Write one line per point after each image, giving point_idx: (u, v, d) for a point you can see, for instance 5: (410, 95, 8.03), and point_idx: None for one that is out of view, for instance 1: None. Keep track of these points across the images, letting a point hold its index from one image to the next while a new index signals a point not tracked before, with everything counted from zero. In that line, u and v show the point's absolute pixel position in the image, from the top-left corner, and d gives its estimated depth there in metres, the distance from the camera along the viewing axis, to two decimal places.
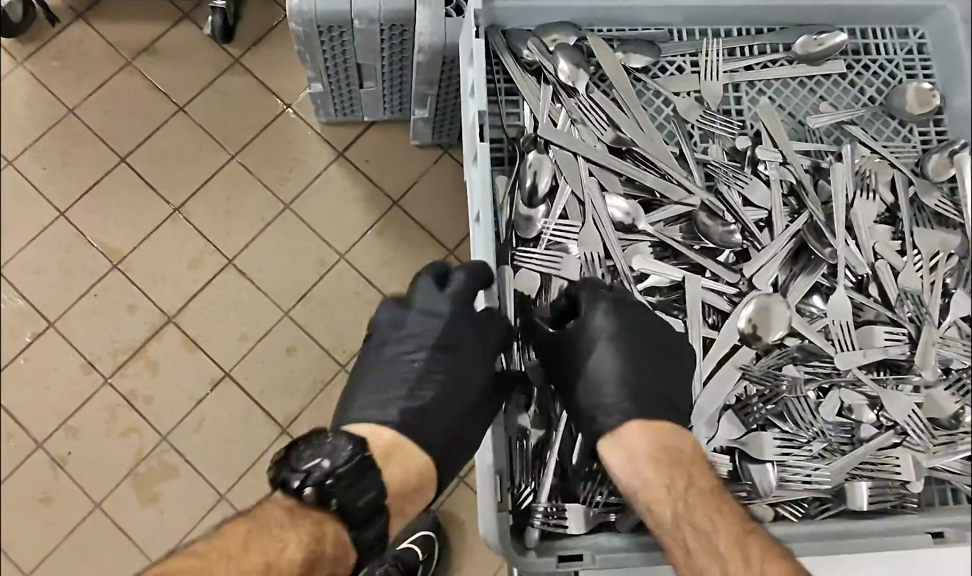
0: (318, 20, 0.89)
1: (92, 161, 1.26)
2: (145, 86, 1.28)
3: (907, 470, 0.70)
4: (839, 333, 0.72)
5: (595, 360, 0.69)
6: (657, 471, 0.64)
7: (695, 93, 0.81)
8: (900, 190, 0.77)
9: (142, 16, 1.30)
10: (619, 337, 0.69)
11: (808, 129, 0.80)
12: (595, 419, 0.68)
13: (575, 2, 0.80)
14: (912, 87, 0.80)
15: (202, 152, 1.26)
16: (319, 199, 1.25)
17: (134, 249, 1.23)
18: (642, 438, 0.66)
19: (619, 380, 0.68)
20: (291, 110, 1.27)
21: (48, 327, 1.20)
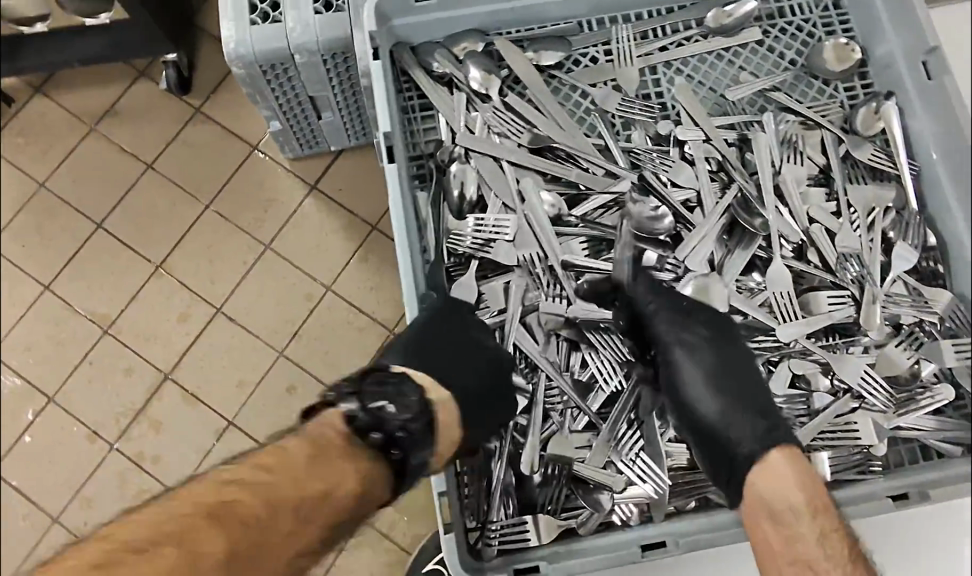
0: (258, 62, 0.84)
1: (70, 232, 1.27)
2: (111, 149, 1.29)
3: (867, 433, 0.68)
4: (781, 304, 0.71)
5: (684, 371, 0.69)
6: (818, 495, 0.59)
7: (612, 81, 0.80)
8: (831, 151, 0.76)
9: (100, 82, 1.31)
10: (718, 338, 0.69)
11: (729, 103, 0.79)
12: (725, 428, 0.65)
13: (476, 8, 0.79)
14: (829, 44, 0.79)
15: (176, 206, 1.26)
16: (297, 236, 1.23)
17: (122, 311, 1.23)
18: (794, 450, 0.62)
19: (723, 402, 0.67)
20: (259, 151, 1.26)
21: (47, 402, 1.20)
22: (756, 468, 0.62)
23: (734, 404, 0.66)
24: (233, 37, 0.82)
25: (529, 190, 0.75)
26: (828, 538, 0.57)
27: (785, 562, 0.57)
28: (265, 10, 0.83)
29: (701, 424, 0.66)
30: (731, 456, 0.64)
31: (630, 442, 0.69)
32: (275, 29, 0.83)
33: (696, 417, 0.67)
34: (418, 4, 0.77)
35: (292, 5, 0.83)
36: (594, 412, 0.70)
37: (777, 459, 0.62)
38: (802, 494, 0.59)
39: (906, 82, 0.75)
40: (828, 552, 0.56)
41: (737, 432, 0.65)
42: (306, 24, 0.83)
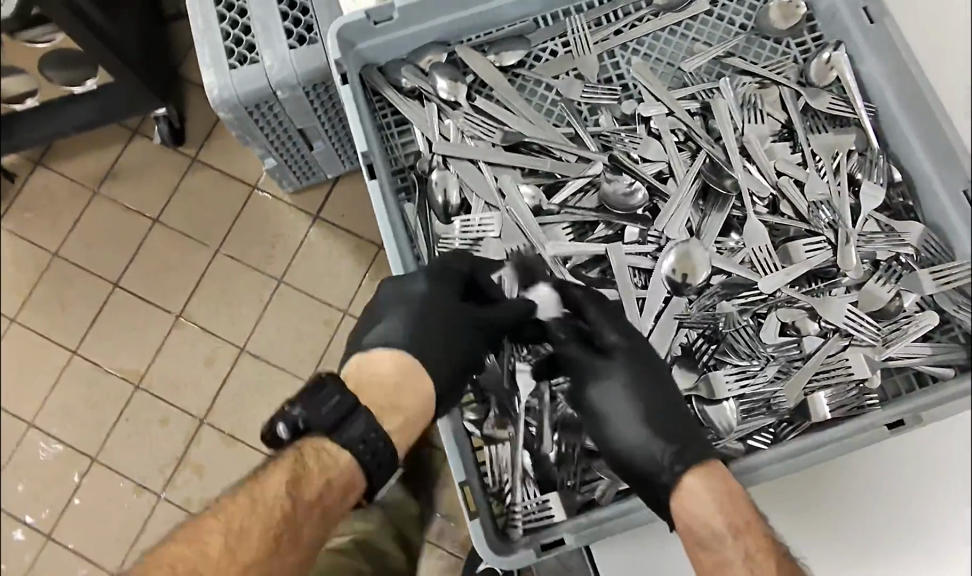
0: (243, 103, 0.88)
1: (90, 296, 1.32)
2: (117, 210, 1.34)
3: (860, 368, 0.71)
4: (763, 257, 0.74)
5: (598, 399, 0.71)
6: (740, 512, 0.61)
7: (574, 71, 0.82)
8: (790, 105, 0.79)
9: (97, 148, 1.36)
10: (633, 360, 0.71)
11: (686, 75, 0.81)
12: (645, 454, 0.67)
13: (435, 21, 0.81)
14: (774, 4, 0.82)
15: (187, 254, 1.31)
16: (308, 265, 1.28)
17: (151, 364, 1.27)
18: (711, 466, 0.64)
19: (635, 430, 0.69)
20: (257, 190, 1.31)
21: (91, 462, 1.25)
22: (675, 501, 0.64)
23: (651, 427, 0.68)
24: (215, 83, 0.86)
25: (508, 185, 0.78)
26: (757, 558, 0.60)
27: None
28: (242, 53, 0.87)
29: (621, 452, 0.68)
30: (652, 482, 0.66)
31: None
32: (253, 69, 0.86)
33: (618, 444, 0.69)
34: (378, 27, 0.78)
35: (266, 43, 0.86)
36: None
37: (699, 482, 0.63)
38: (723, 516, 0.61)
39: (852, 33, 0.79)
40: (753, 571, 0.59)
41: (650, 463, 0.67)
42: (283, 60, 0.86)
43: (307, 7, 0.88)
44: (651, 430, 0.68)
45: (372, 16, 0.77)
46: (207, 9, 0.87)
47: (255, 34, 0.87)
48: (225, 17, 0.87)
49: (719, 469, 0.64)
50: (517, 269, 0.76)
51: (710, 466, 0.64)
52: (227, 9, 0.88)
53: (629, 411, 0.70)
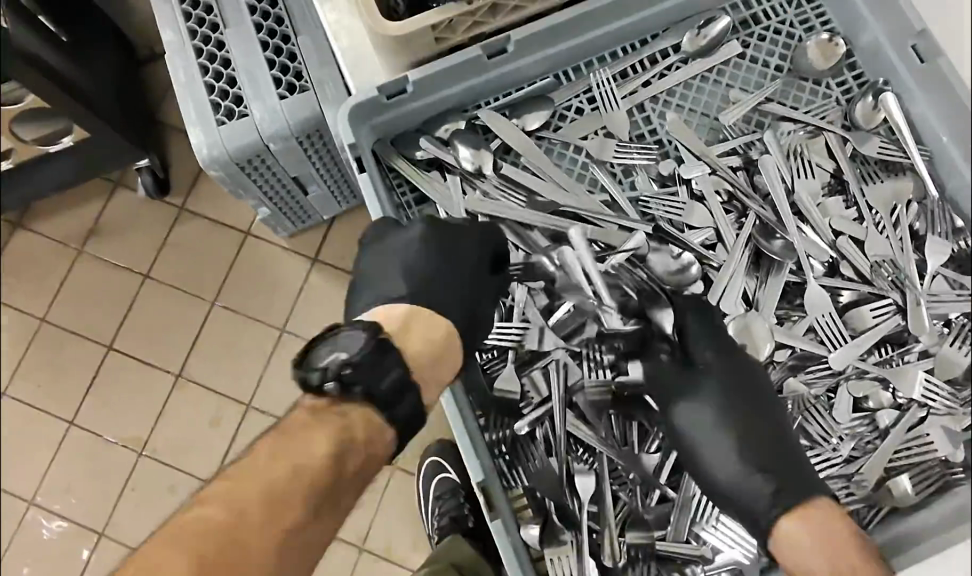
0: (234, 161, 0.78)
1: (82, 361, 1.20)
2: (103, 266, 1.22)
3: (942, 443, 0.67)
4: (828, 327, 0.70)
5: (693, 433, 0.66)
6: (840, 549, 0.58)
7: (603, 130, 0.76)
8: (839, 153, 0.74)
9: (78, 200, 1.24)
10: (729, 393, 0.66)
11: (725, 128, 0.76)
12: (745, 492, 0.64)
13: (452, 89, 0.74)
14: (812, 44, 0.76)
15: (182, 309, 1.20)
16: (313, 310, 1.18)
17: (153, 429, 1.16)
18: (811, 502, 0.61)
19: (738, 461, 0.65)
20: (252, 235, 1.21)
21: (100, 537, 1.13)
22: (774, 542, 0.61)
23: (756, 462, 0.64)
24: (203, 141, 0.76)
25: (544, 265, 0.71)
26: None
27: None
28: (229, 106, 0.77)
29: (723, 490, 0.65)
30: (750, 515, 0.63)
31: (705, 507, 0.68)
32: (244, 124, 0.76)
33: (716, 480, 0.65)
34: (390, 101, 0.72)
35: (254, 95, 0.77)
36: (663, 484, 0.69)
37: (794, 523, 0.60)
38: (822, 557, 0.57)
39: (898, 70, 0.72)
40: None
41: (748, 498, 0.63)
42: (274, 111, 0.76)
43: (295, 50, 0.78)
44: (756, 460, 0.64)
45: (383, 93, 0.71)
46: (190, 62, 0.77)
47: (243, 86, 0.77)
48: (208, 69, 0.77)
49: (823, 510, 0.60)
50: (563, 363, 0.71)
51: (812, 502, 0.61)
52: (209, 59, 0.78)
53: (733, 436, 0.65)
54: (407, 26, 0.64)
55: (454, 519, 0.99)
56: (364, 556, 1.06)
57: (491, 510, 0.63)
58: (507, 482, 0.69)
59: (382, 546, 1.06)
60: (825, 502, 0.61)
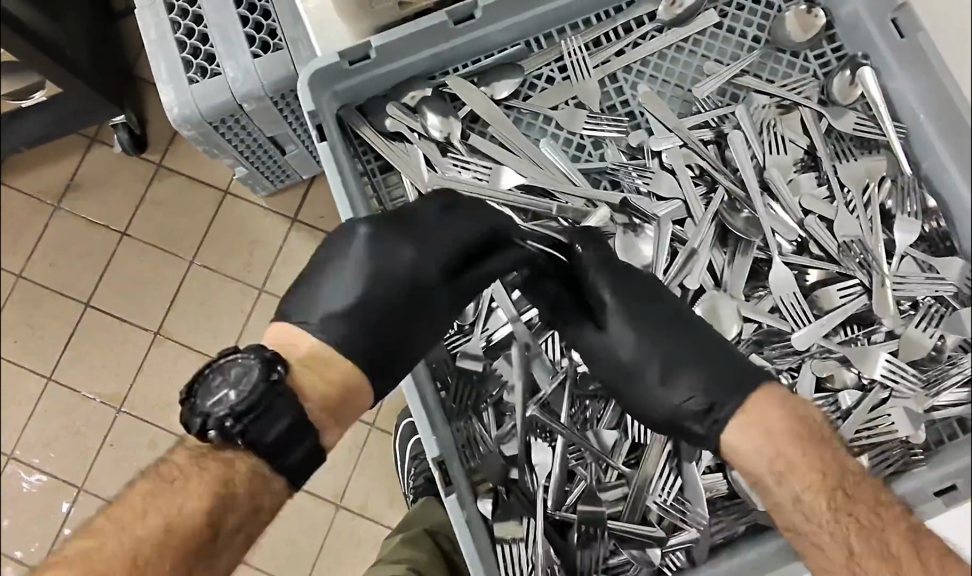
0: (206, 121, 0.75)
1: (59, 317, 1.17)
2: (79, 223, 1.19)
3: (903, 424, 0.66)
4: (791, 306, 0.69)
5: (610, 369, 0.65)
6: (786, 453, 0.58)
7: (574, 100, 0.75)
8: (812, 128, 0.72)
9: (54, 154, 1.20)
10: (633, 316, 0.65)
11: (698, 100, 0.74)
12: (688, 413, 0.62)
13: (420, 55, 0.72)
14: (791, 13, 0.74)
15: (159, 268, 1.17)
16: (292, 270, 1.15)
17: (131, 386, 1.14)
18: (749, 404, 0.61)
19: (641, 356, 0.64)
20: (228, 194, 1.18)
21: (78, 491, 1.12)
22: (732, 452, 0.61)
23: (685, 380, 0.63)
24: (174, 100, 0.73)
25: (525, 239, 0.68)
26: (805, 497, 0.58)
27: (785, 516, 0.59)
28: (201, 64, 0.74)
29: (660, 414, 0.63)
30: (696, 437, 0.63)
31: (666, 480, 0.67)
32: (215, 83, 0.73)
33: (652, 419, 0.64)
34: (355, 67, 0.70)
35: (226, 54, 0.73)
36: (622, 463, 0.68)
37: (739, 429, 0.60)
38: (767, 463, 0.58)
39: (877, 43, 0.71)
40: (808, 515, 0.58)
41: (677, 416, 0.63)
42: (246, 71, 0.73)
43: (269, 8, 0.74)
44: (661, 349, 0.64)
45: (346, 58, 0.69)
46: (161, 18, 0.74)
47: (215, 44, 0.73)
48: (179, 25, 0.74)
49: (763, 402, 0.60)
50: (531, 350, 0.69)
51: (751, 403, 0.61)
52: (181, 16, 0.74)
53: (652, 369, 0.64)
54: None
55: (429, 479, 0.98)
56: (341, 513, 1.05)
57: (448, 485, 0.61)
58: (466, 457, 0.67)
59: (358, 504, 1.06)
60: (773, 393, 0.61)
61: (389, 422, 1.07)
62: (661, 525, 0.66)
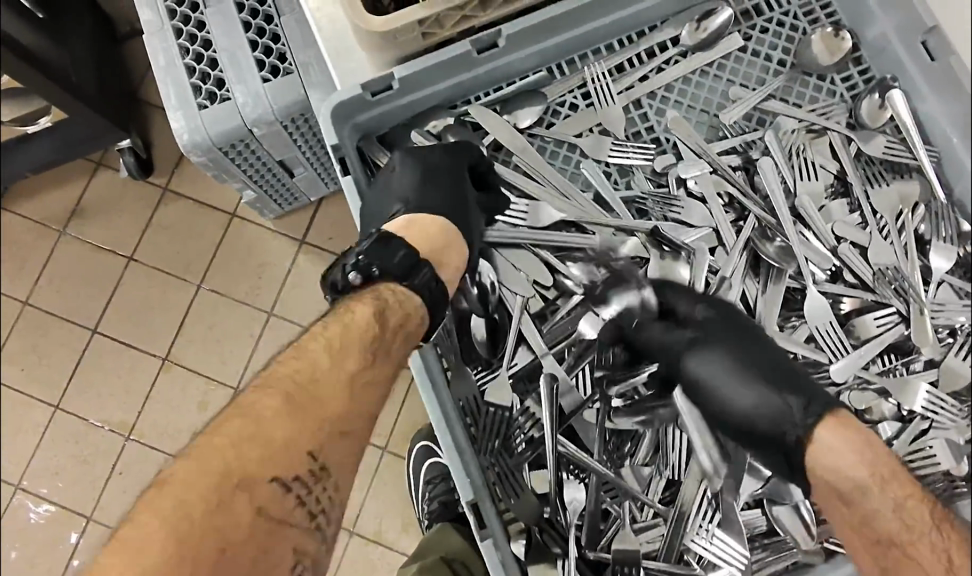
0: (217, 147, 0.73)
1: (65, 344, 1.16)
2: (86, 248, 1.18)
3: (943, 454, 0.65)
4: (827, 337, 0.68)
5: (693, 364, 0.63)
6: (881, 458, 0.58)
7: (598, 126, 0.73)
8: (842, 154, 0.71)
9: (59, 178, 1.19)
10: (722, 339, 0.63)
11: (724, 126, 0.73)
12: (777, 419, 0.59)
13: (441, 85, 0.71)
14: (817, 35, 0.73)
15: (167, 293, 1.16)
16: (302, 294, 1.14)
17: (141, 413, 1.12)
18: (839, 416, 0.59)
19: (724, 354, 0.62)
20: (237, 217, 1.16)
21: (88, 521, 1.10)
22: (808, 451, 0.58)
23: (768, 380, 0.61)
24: (183, 126, 0.72)
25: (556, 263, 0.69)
26: (907, 505, 0.57)
27: (866, 538, 0.58)
28: (211, 89, 0.72)
29: (747, 419, 0.60)
30: (776, 438, 0.59)
31: (704, 517, 0.65)
32: (225, 108, 0.71)
33: (732, 412, 0.61)
34: (376, 98, 0.69)
35: (236, 78, 0.72)
36: (656, 502, 0.65)
37: (828, 432, 0.58)
38: (865, 467, 0.56)
39: (907, 65, 0.70)
40: (908, 523, 0.56)
41: (758, 414, 0.60)
42: (256, 96, 0.72)
43: (278, 32, 0.73)
44: (747, 351, 0.62)
45: (368, 89, 0.67)
46: (170, 43, 0.72)
47: (224, 68, 0.72)
48: (188, 50, 0.73)
49: (847, 417, 0.59)
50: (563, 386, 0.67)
51: (838, 412, 0.59)
52: (189, 41, 0.73)
53: (730, 364, 0.62)
54: (390, 19, 0.62)
55: (445, 505, 0.96)
56: (354, 540, 1.03)
57: (481, 529, 0.60)
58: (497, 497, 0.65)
59: (371, 530, 1.04)
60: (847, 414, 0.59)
61: (402, 446, 1.06)
62: (699, 564, 0.65)
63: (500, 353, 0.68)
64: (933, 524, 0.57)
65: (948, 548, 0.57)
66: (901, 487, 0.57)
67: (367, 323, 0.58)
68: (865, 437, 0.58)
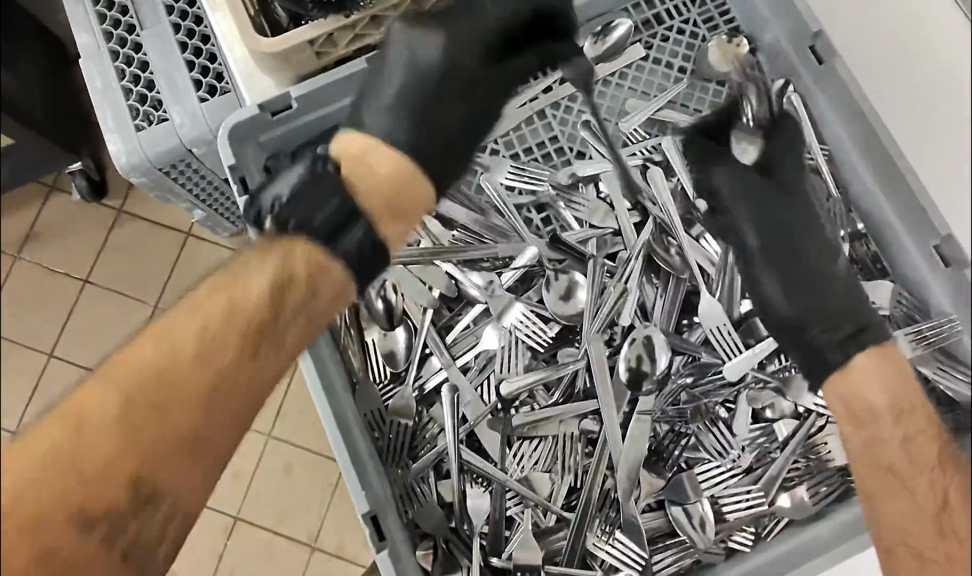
0: (156, 168, 0.71)
1: (22, 370, 1.15)
2: (42, 273, 1.17)
3: (838, 452, 0.67)
4: (723, 340, 0.69)
5: (751, 266, 0.68)
6: (903, 395, 0.59)
7: (503, 139, 0.75)
8: (739, 159, 0.73)
9: (11, 204, 1.18)
10: (774, 259, 0.67)
11: (624, 134, 0.74)
12: (827, 315, 0.63)
13: (342, 103, 0.72)
14: (713, 42, 0.74)
15: (123, 315, 1.14)
16: None
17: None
18: (880, 345, 0.61)
19: (764, 250, 0.67)
20: (192, 237, 1.15)
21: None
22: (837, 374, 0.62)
23: (842, 302, 0.64)
24: (121, 148, 0.69)
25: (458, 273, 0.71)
26: (914, 439, 0.58)
27: (870, 461, 0.59)
28: (148, 111, 0.70)
29: (791, 328, 0.65)
30: (814, 355, 0.63)
31: (603, 522, 0.67)
32: (162, 129, 0.70)
33: (776, 314, 0.66)
34: (276, 118, 0.69)
35: (173, 99, 0.70)
36: (560, 506, 0.67)
37: (863, 353, 0.61)
38: (884, 395, 0.59)
39: (800, 71, 0.71)
40: (912, 455, 0.58)
41: (803, 321, 0.64)
42: (194, 116, 0.70)
43: (216, 51, 0.72)
44: (820, 268, 0.66)
45: (267, 109, 0.69)
46: (106, 67, 0.71)
47: (161, 90, 0.70)
48: (125, 72, 0.71)
49: (890, 347, 0.61)
50: (466, 394, 0.69)
51: (884, 346, 0.62)
52: (126, 63, 0.72)
53: (778, 258, 0.67)
54: (276, 42, 0.62)
55: None
56: (315, 557, 1.00)
57: (380, 540, 0.60)
58: (404, 510, 0.67)
59: (332, 545, 1.00)
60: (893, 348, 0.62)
61: None
62: (601, 568, 0.66)
63: (407, 365, 0.70)
64: (935, 462, 0.58)
65: (948, 485, 0.58)
66: (921, 424, 0.59)
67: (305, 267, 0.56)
68: (899, 365, 0.61)
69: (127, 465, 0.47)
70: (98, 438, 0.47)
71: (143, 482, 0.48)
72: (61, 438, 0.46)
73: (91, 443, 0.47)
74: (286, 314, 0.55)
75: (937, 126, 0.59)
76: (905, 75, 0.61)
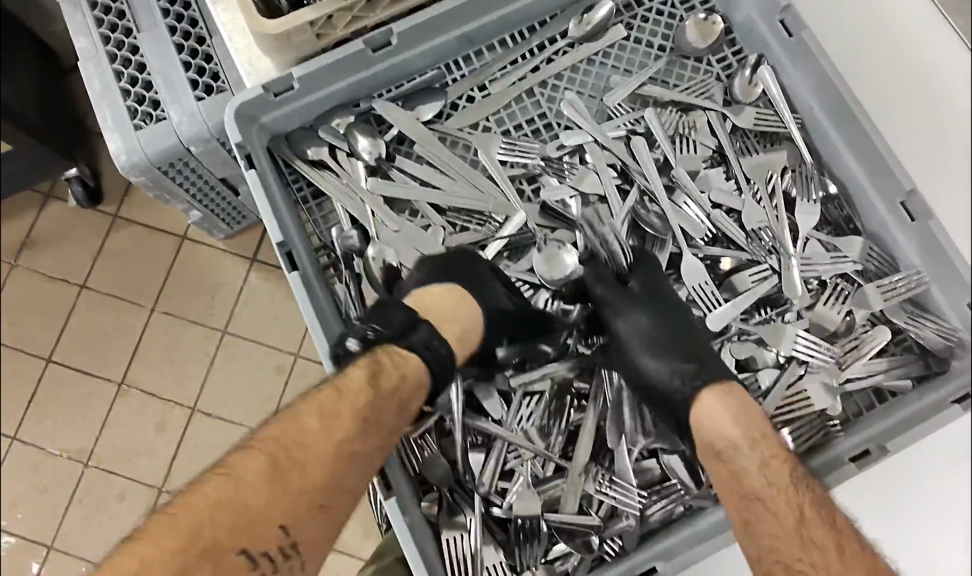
0: (155, 165, 0.75)
1: (19, 376, 1.14)
2: (38, 279, 1.17)
3: (821, 397, 0.71)
4: (708, 295, 0.74)
5: (625, 333, 0.71)
6: (754, 421, 0.64)
7: (496, 115, 0.79)
8: (719, 130, 0.77)
9: (5, 213, 1.19)
10: (651, 301, 0.72)
11: (610, 109, 0.78)
12: (664, 376, 0.69)
13: (342, 83, 0.76)
14: (690, 22, 0.79)
15: (120, 319, 1.14)
16: (253, 312, 1.13)
17: (98, 440, 1.10)
18: (727, 383, 0.67)
19: (641, 310, 0.71)
20: (188, 240, 1.16)
21: (49, 550, 1.08)
22: (694, 412, 0.66)
23: (690, 363, 0.68)
24: (121, 147, 0.73)
25: (455, 246, 0.77)
26: (771, 464, 0.62)
27: (739, 491, 0.62)
28: (146, 110, 0.74)
29: (648, 385, 0.69)
30: (669, 402, 0.68)
31: (598, 468, 0.71)
32: (161, 127, 0.73)
33: (648, 380, 0.69)
34: (280, 98, 0.73)
35: (171, 99, 0.74)
36: (558, 455, 0.71)
37: (718, 394, 0.66)
38: (738, 426, 0.64)
39: (771, 45, 0.77)
40: (770, 477, 0.61)
41: (660, 380, 0.69)
42: (192, 115, 0.74)
43: (211, 52, 0.76)
44: (684, 350, 0.69)
45: (270, 90, 0.72)
46: (104, 69, 0.74)
47: (159, 90, 0.73)
48: (123, 74, 0.74)
49: (736, 386, 0.67)
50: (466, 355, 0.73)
51: (727, 381, 0.67)
52: (124, 65, 0.75)
53: (642, 330, 0.71)
54: (287, 21, 0.66)
55: None
56: None
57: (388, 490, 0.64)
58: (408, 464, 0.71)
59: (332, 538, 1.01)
60: (735, 384, 0.67)
61: None
62: (598, 513, 0.70)
63: None
64: (793, 482, 0.61)
65: (802, 501, 0.60)
66: (781, 454, 0.63)
67: (366, 391, 0.62)
68: (747, 403, 0.66)
69: (267, 516, 0.56)
70: (250, 497, 0.55)
71: (289, 526, 0.56)
72: (224, 494, 0.55)
73: (246, 505, 0.55)
74: (380, 394, 0.62)
75: (915, 97, 0.62)
76: (872, 40, 0.65)
